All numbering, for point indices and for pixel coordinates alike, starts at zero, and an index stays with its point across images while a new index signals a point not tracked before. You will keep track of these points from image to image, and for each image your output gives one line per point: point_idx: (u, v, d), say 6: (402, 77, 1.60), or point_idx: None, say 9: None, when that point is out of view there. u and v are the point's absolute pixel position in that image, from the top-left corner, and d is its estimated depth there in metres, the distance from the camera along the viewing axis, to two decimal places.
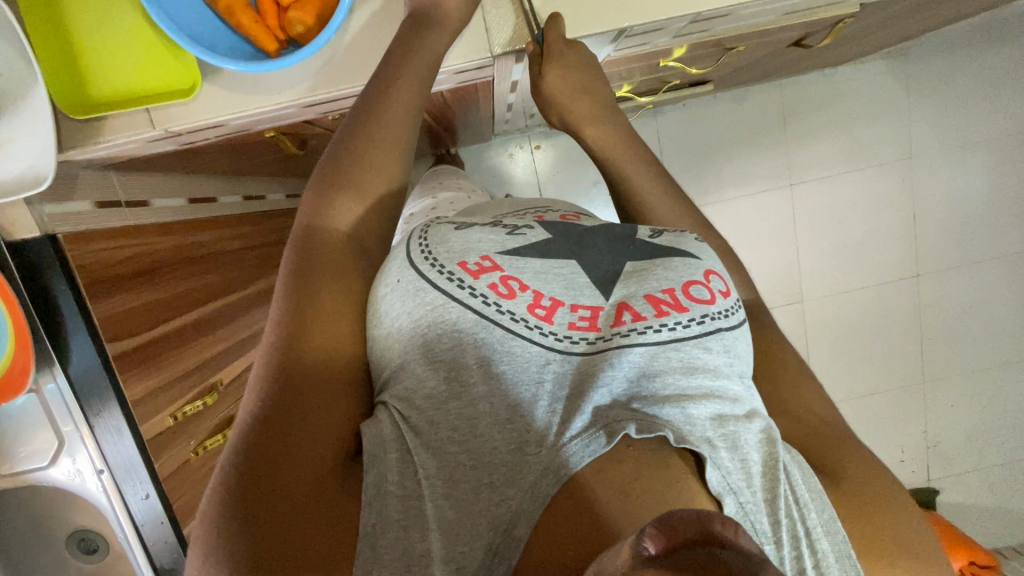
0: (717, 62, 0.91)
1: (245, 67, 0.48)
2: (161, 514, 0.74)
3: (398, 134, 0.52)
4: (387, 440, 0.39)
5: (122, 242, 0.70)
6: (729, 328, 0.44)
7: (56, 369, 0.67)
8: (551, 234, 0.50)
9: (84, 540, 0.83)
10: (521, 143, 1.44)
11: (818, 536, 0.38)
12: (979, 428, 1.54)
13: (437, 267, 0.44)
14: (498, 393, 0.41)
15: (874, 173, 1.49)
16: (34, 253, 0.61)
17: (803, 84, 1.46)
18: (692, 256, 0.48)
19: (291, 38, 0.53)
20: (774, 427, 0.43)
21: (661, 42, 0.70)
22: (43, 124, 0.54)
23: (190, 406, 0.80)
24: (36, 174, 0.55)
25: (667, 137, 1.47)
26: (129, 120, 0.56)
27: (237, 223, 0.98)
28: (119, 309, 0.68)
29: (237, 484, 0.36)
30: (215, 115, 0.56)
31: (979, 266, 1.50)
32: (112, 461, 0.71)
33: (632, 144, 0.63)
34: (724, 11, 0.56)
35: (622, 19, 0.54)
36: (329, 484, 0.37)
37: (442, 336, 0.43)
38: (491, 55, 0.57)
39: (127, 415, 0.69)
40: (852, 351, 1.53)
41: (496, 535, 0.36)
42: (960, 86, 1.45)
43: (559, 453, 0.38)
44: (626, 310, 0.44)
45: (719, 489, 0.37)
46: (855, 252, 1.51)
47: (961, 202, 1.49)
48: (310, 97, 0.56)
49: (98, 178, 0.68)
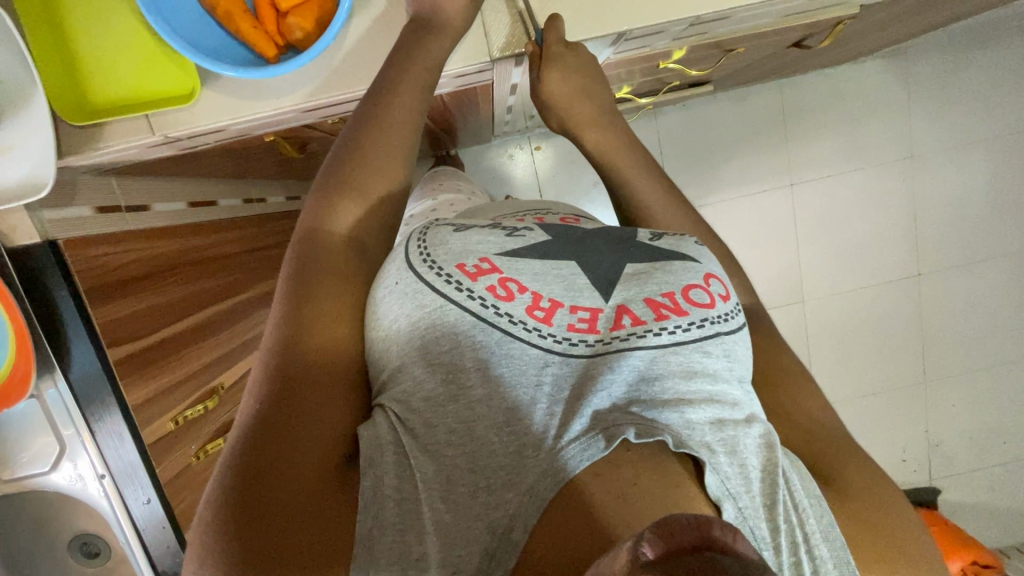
0: (717, 63, 0.91)
1: (244, 73, 0.48)
2: (163, 518, 0.74)
3: (398, 138, 0.52)
4: (385, 443, 0.39)
5: (122, 247, 0.70)
6: (729, 332, 0.44)
7: (57, 374, 0.68)
8: (551, 236, 0.50)
9: (86, 544, 0.84)
10: (520, 143, 1.44)
11: (817, 542, 0.38)
12: (982, 428, 1.53)
13: (436, 269, 0.44)
14: (497, 396, 0.41)
15: (875, 173, 1.48)
16: (36, 260, 0.61)
17: (803, 83, 1.46)
18: (692, 259, 0.48)
19: (291, 44, 0.53)
20: (773, 432, 0.43)
21: (660, 45, 0.70)
22: (44, 131, 0.54)
23: (190, 410, 0.81)
24: (37, 181, 0.55)
25: (667, 137, 1.47)
26: (128, 126, 0.56)
27: (237, 226, 0.97)
28: (120, 314, 0.68)
29: (235, 489, 0.36)
30: (215, 121, 0.56)
31: (980, 265, 1.50)
32: (114, 466, 0.71)
33: (632, 147, 0.63)
34: (723, 14, 0.56)
35: (621, 23, 0.54)
36: (328, 489, 0.37)
37: (441, 339, 0.43)
38: (490, 59, 0.57)
39: (128, 420, 0.69)
40: (852, 351, 1.53)
41: (493, 537, 0.36)
42: (960, 85, 1.45)
43: (557, 457, 0.38)
44: (626, 314, 0.44)
45: (718, 494, 0.38)
46: (855, 252, 1.50)
47: (963, 202, 1.49)
48: (310, 102, 0.55)
49: (97, 183, 0.68)
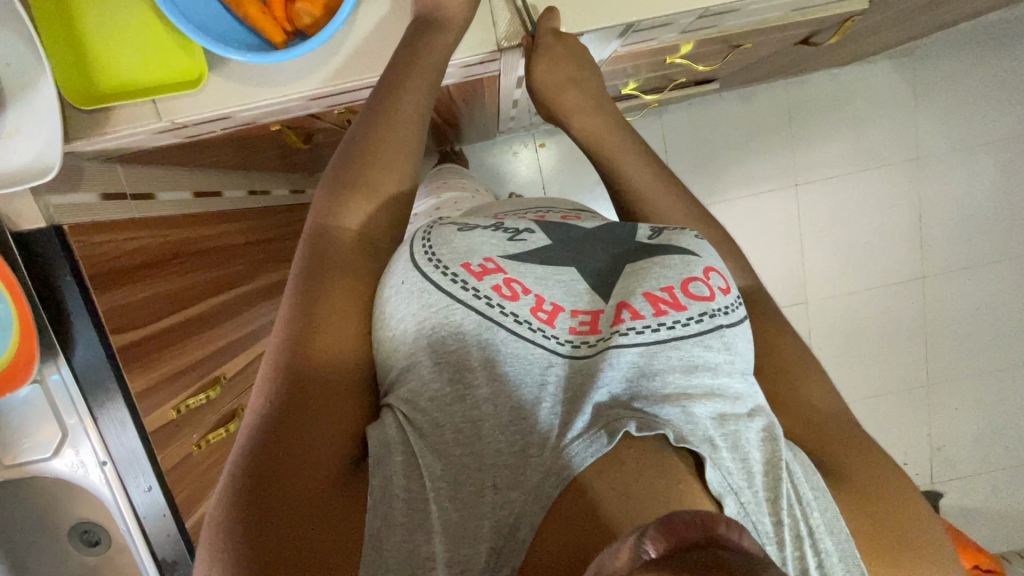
0: (723, 59, 0.91)
1: (252, 57, 0.48)
2: (164, 506, 0.74)
3: (408, 134, 0.52)
4: (392, 443, 0.39)
5: (123, 234, 0.70)
6: (729, 325, 0.44)
7: (60, 360, 0.67)
8: (552, 240, 0.49)
9: (87, 532, 0.84)
10: (525, 141, 1.44)
11: (820, 536, 0.38)
12: (984, 432, 1.53)
13: (441, 267, 0.44)
14: (502, 394, 0.41)
15: (880, 174, 1.48)
16: (41, 245, 0.61)
17: (810, 83, 1.46)
18: (691, 253, 0.47)
19: (299, 30, 0.54)
20: (776, 426, 0.42)
21: (669, 38, 0.69)
22: (50, 114, 0.54)
23: (193, 399, 0.80)
24: (42, 165, 0.55)
25: (673, 136, 1.47)
26: (135, 112, 0.56)
27: (239, 217, 0.97)
28: (121, 303, 0.68)
29: (244, 489, 0.35)
30: (222, 107, 0.56)
31: (986, 268, 1.49)
32: (116, 453, 0.71)
33: (637, 140, 0.63)
34: (732, 6, 0.56)
35: (629, 14, 0.54)
36: (337, 489, 0.36)
37: (448, 337, 0.42)
38: (498, 49, 0.58)
39: (130, 406, 0.69)
40: (856, 352, 1.53)
41: (500, 537, 0.36)
42: (969, 87, 1.44)
43: (561, 454, 0.38)
44: (626, 308, 0.43)
45: (720, 489, 0.37)
46: (860, 254, 1.50)
47: (971, 205, 1.48)
48: (318, 91, 0.56)
49: (103, 170, 0.68)
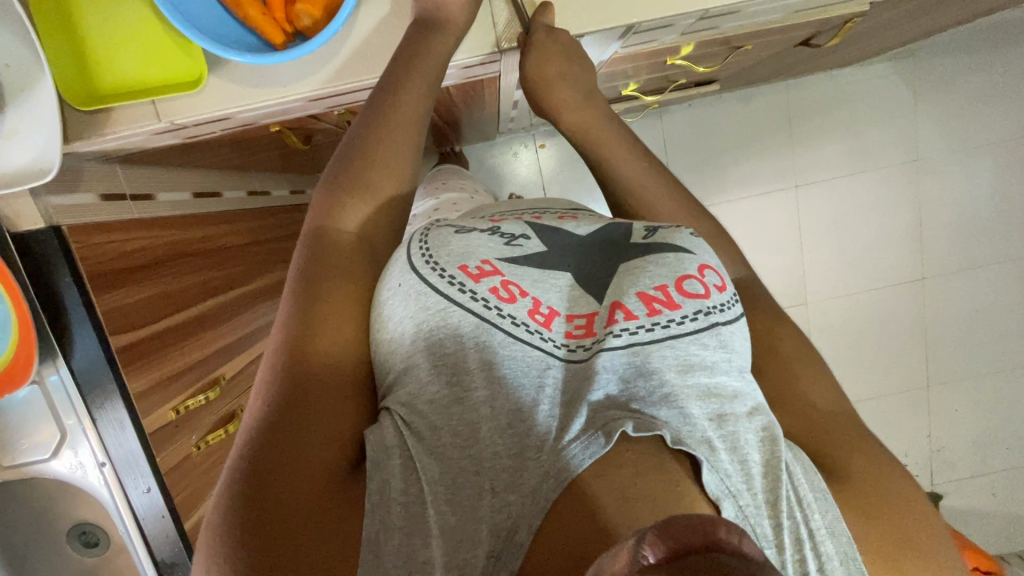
0: (723, 61, 0.91)
1: (251, 58, 0.48)
2: (162, 507, 0.74)
3: (406, 135, 0.52)
4: (390, 446, 0.39)
5: (123, 235, 0.70)
6: (725, 322, 0.44)
7: (59, 361, 0.67)
8: (547, 248, 0.49)
9: (85, 534, 0.84)
10: (525, 142, 1.44)
11: (821, 538, 0.38)
12: (984, 433, 1.53)
13: (439, 269, 0.44)
14: (500, 397, 0.41)
15: (879, 176, 1.48)
16: (40, 246, 0.61)
17: (809, 85, 1.46)
18: (685, 250, 0.47)
19: (298, 31, 0.54)
20: (776, 426, 0.42)
21: (669, 39, 0.69)
22: (49, 115, 0.54)
23: (192, 400, 0.80)
24: (41, 166, 0.55)
25: (673, 137, 1.47)
26: (134, 113, 0.56)
27: (238, 218, 0.97)
28: (120, 304, 0.68)
29: (242, 492, 0.35)
30: (221, 108, 0.56)
31: (985, 270, 1.49)
32: (114, 454, 0.71)
33: (637, 141, 0.63)
34: (732, 7, 0.56)
35: (629, 15, 0.53)
36: (335, 491, 0.36)
37: (446, 339, 0.42)
38: (497, 50, 0.58)
39: (128, 407, 0.69)
40: (856, 354, 1.53)
41: (498, 540, 0.36)
42: (969, 89, 1.44)
43: (559, 456, 0.38)
44: (619, 309, 0.43)
45: (718, 492, 0.37)
46: (860, 255, 1.50)
47: (970, 207, 1.48)
48: (317, 92, 0.56)
49: (102, 171, 0.68)
